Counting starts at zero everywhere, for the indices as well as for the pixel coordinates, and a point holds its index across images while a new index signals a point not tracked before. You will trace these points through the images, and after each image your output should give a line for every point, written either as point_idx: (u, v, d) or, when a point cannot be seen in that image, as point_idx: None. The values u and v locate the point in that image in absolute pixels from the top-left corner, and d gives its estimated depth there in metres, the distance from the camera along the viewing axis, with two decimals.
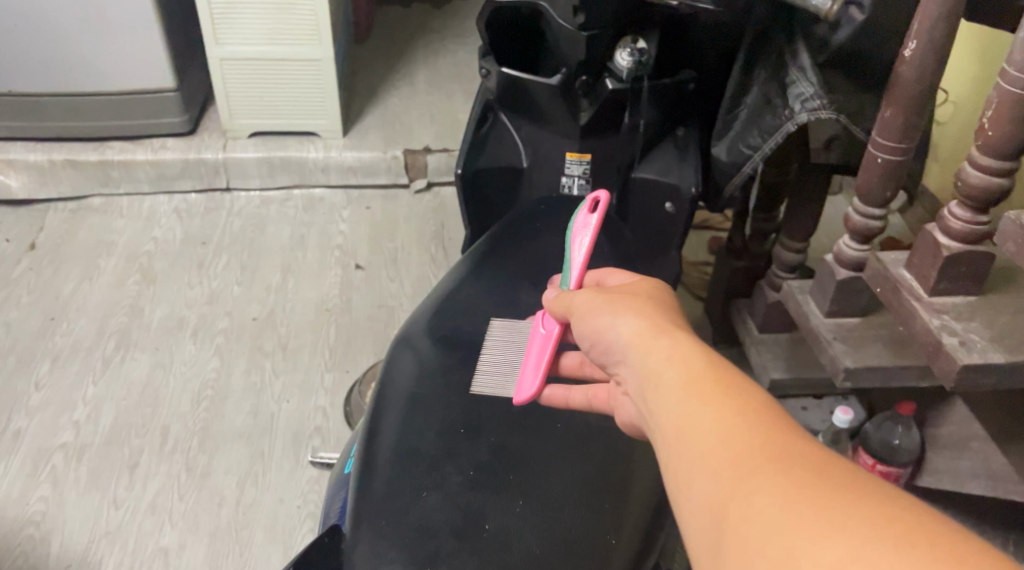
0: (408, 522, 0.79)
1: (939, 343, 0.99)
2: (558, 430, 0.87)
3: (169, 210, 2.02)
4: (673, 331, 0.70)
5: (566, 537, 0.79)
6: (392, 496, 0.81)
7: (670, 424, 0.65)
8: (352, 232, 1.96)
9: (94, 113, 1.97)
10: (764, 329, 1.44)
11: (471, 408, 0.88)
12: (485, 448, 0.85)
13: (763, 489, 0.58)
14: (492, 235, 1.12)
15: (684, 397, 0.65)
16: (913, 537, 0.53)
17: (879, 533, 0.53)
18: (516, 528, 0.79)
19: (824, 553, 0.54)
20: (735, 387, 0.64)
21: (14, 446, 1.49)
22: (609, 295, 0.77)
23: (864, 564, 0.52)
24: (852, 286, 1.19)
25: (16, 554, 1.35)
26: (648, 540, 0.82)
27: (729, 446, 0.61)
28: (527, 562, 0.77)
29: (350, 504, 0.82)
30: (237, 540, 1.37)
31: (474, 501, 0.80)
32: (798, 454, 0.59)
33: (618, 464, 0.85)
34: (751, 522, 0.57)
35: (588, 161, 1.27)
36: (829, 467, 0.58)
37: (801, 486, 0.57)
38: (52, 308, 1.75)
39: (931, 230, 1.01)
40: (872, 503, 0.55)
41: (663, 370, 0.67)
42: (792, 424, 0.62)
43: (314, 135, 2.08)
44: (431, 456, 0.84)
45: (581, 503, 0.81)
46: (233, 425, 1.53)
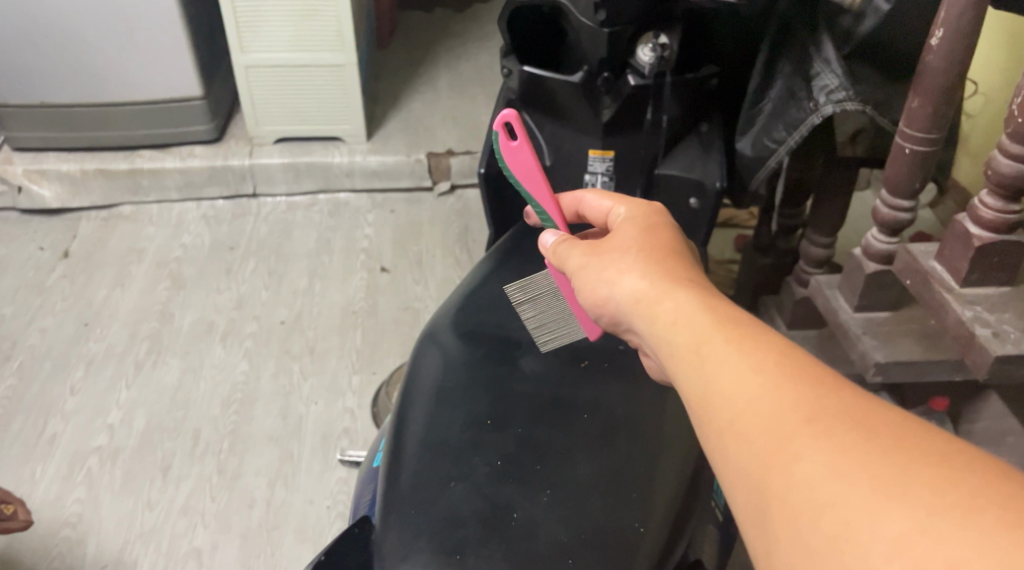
0: (436, 513, 0.79)
1: (972, 334, 0.98)
2: (584, 420, 0.87)
3: (197, 216, 2.04)
4: (676, 290, 0.70)
5: (593, 527, 0.78)
6: (419, 488, 0.81)
7: (697, 394, 0.65)
8: (377, 235, 1.97)
9: (124, 122, 2.00)
10: (792, 325, 1.43)
11: (498, 402, 0.88)
12: (512, 440, 0.85)
13: (804, 457, 0.57)
14: (516, 231, 1.12)
15: (706, 363, 0.65)
16: (979, 500, 0.52)
17: (934, 498, 0.53)
18: (543, 518, 0.79)
19: (884, 523, 0.53)
20: (752, 346, 0.64)
21: (50, 450, 1.51)
22: (600, 257, 0.77)
23: (931, 532, 0.52)
24: (881, 280, 1.18)
25: (53, 555, 1.37)
26: (677, 529, 0.82)
27: (760, 412, 0.60)
28: (556, 551, 0.77)
29: (378, 497, 0.83)
30: (268, 540, 1.38)
31: (502, 491, 0.80)
32: (835, 414, 0.58)
33: (647, 454, 0.84)
34: (798, 493, 0.57)
35: (611, 158, 1.27)
36: (871, 425, 0.57)
37: (844, 450, 0.56)
38: (85, 315, 1.78)
39: (961, 221, 1.00)
40: (927, 464, 0.54)
41: (680, 336, 0.67)
42: (823, 379, 0.61)
43: (338, 140, 2.09)
44: (458, 448, 0.84)
45: (609, 493, 0.81)
46: (262, 428, 1.54)
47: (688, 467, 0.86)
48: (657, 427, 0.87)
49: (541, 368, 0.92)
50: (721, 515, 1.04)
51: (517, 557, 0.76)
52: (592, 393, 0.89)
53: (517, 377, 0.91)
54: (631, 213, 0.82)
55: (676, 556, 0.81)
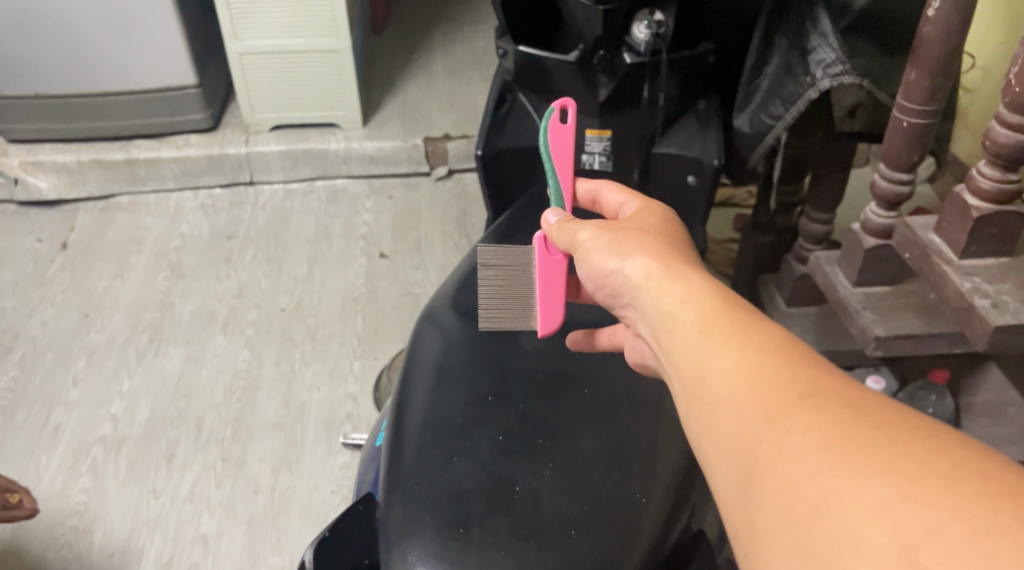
0: (439, 487, 0.79)
1: (971, 305, 0.98)
2: (585, 396, 0.87)
3: (195, 206, 2.04)
4: (685, 272, 0.70)
5: (596, 498, 0.79)
6: (422, 463, 0.81)
7: (693, 369, 0.65)
8: (375, 221, 1.97)
9: (119, 112, 2.00)
10: (791, 302, 1.43)
11: (499, 379, 0.88)
12: (514, 415, 0.85)
13: (796, 428, 0.57)
14: (513, 212, 1.12)
15: (703, 341, 0.65)
16: (963, 473, 0.52)
17: (923, 469, 0.53)
18: (546, 492, 0.79)
19: (869, 493, 0.53)
20: (756, 327, 0.64)
21: (54, 440, 1.52)
22: (614, 233, 0.77)
23: (914, 502, 0.52)
24: (880, 254, 1.18)
25: (60, 544, 1.37)
26: (679, 502, 0.82)
27: (753, 388, 0.61)
28: (558, 523, 0.77)
29: (382, 474, 0.83)
30: (274, 526, 1.39)
31: (504, 466, 0.81)
32: (829, 391, 0.58)
33: (648, 428, 0.85)
34: (786, 462, 0.57)
35: (608, 137, 1.27)
36: (863, 403, 0.57)
37: (836, 423, 0.56)
38: (86, 306, 1.78)
39: (960, 192, 1.00)
40: (914, 439, 0.54)
41: (681, 315, 0.68)
42: (818, 361, 0.61)
43: (335, 127, 2.09)
44: (460, 424, 0.84)
45: (611, 467, 0.81)
46: (265, 414, 1.54)
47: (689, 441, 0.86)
48: (658, 402, 0.87)
49: (542, 346, 0.92)
50: None
51: (520, 529, 0.76)
52: (592, 368, 0.90)
53: (518, 354, 0.91)
54: (647, 205, 0.82)
55: (678, 528, 0.81)
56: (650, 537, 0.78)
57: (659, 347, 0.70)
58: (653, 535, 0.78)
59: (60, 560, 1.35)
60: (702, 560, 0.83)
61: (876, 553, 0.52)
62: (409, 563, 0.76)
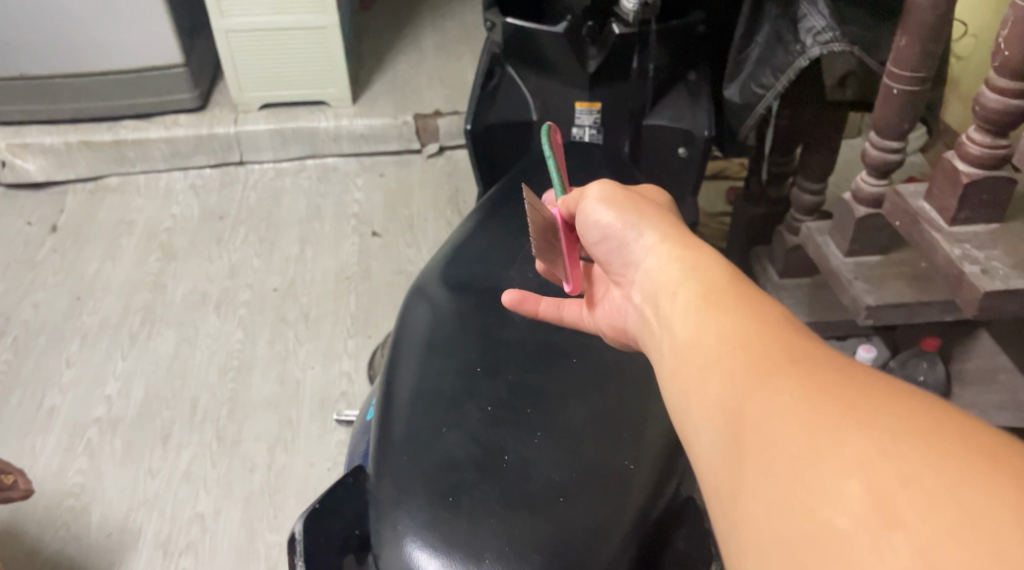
0: (430, 457, 0.79)
1: (961, 272, 0.98)
2: (574, 365, 0.87)
3: (185, 186, 2.03)
4: (693, 249, 0.72)
5: (586, 466, 0.79)
6: (413, 434, 0.81)
7: (689, 336, 0.65)
8: (367, 199, 1.96)
9: (106, 92, 1.98)
10: (784, 274, 1.43)
11: (489, 350, 0.88)
12: (504, 386, 0.85)
13: (783, 388, 0.57)
14: (503, 184, 1.11)
15: (703, 310, 0.66)
16: (943, 434, 0.52)
17: (903, 427, 0.52)
18: (536, 461, 0.79)
19: (848, 446, 0.53)
20: (756, 300, 0.65)
21: (49, 422, 1.52)
22: (631, 198, 0.80)
23: (892, 456, 0.51)
24: (871, 224, 1.18)
25: (58, 525, 1.38)
26: (668, 468, 0.82)
27: (745, 351, 0.61)
28: (546, 491, 0.77)
29: (372, 446, 0.83)
30: (271, 504, 1.39)
31: (494, 436, 0.80)
32: (820, 358, 0.58)
33: (637, 397, 0.85)
34: (771, 418, 0.56)
35: (597, 110, 1.26)
36: (853, 370, 0.57)
37: (825, 384, 0.56)
38: (78, 288, 1.77)
39: (949, 158, 1.00)
40: (898, 401, 0.54)
41: (686, 284, 0.69)
42: (814, 337, 0.61)
43: (324, 105, 2.07)
44: (450, 395, 0.84)
45: (600, 435, 0.81)
46: (259, 393, 1.54)
47: None
48: (647, 371, 0.87)
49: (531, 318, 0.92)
50: None
51: (511, 498, 0.76)
52: (581, 338, 0.90)
53: (507, 326, 0.91)
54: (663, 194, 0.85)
55: (667, 495, 0.82)
56: (639, 504, 0.78)
57: (656, 316, 0.71)
58: (642, 502, 0.78)
59: (58, 541, 1.36)
60: (691, 525, 0.83)
61: (853, 505, 0.51)
62: (399, 533, 0.76)
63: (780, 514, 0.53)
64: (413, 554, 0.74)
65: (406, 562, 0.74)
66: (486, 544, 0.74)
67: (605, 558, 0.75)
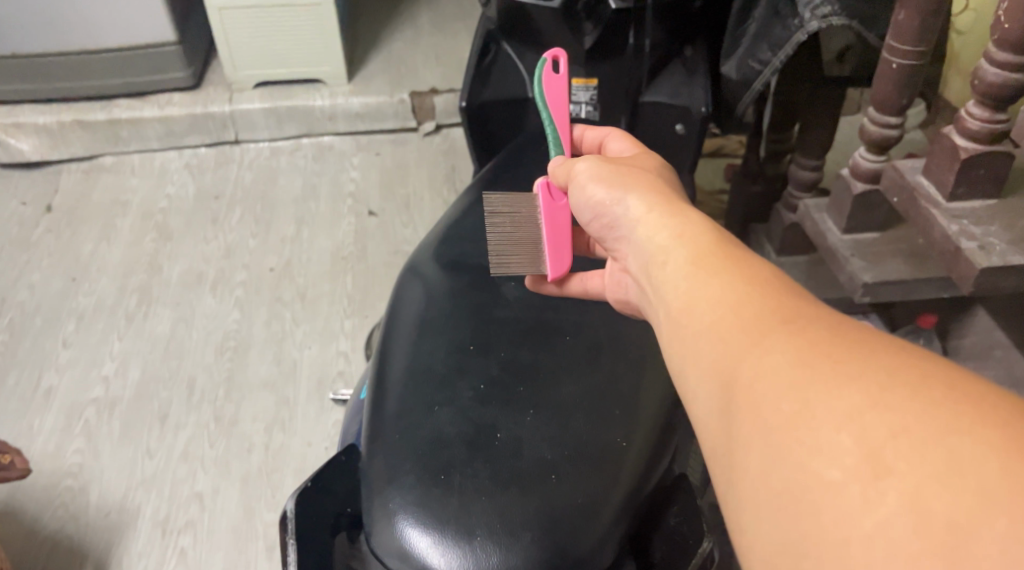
0: (421, 436, 0.79)
1: (957, 248, 0.98)
2: (567, 343, 0.86)
3: (180, 166, 2.02)
4: (683, 213, 0.71)
5: (578, 442, 0.79)
6: (405, 413, 0.81)
7: (682, 301, 0.65)
8: (363, 178, 1.95)
9: (99, 71, 1.96)
10: (781, 252, 1.42)
11: (481, 329, 0.88)
12: (496, 364, 0.84)
13: (775, 348, 0.57)
14: (498, 160, 1.10)
15: (694, 274, 0.65)
16: (931, 382, 0.52)
17: (892, 380, 0.52)
18: (527, 437, 0.79)
19: (838, 401, 0.53)
20: (746, 261, 0.64)
21: (47, 402, 1.52)
22: (618, 169, 0.79)
23: (882, 408, 0.51)
24: (868, 201, 1.17)
25: (56, 505, 1.38)
26: (661, 445, 0.82)
27: (737, 314, 0.60)
28: (538, 468, 0.77)
29: (364, 425, 0.83)
30: (268, 483, 1.39)
31: (485, 413, 0.80)
32: (809, 317, 0.58)
33: (631, 374, 0.84)
34: (763, 378, 0.56)
35: (594, 86, 1.25)
36: (842, 327, 0.57)
37: (815, 343, 0.56)
38: (74, 269, 1.76)
39: (948, 133, 0.99)
40: (886, 354, 0.54)
41: (675, 249, 0.68)
42: (803, 295, 0.61)
43: (319, 83, 2.06)
44: (442, 373, 0.84)
45: (592, 412, 0.81)
46: (256, 373, 1.54)
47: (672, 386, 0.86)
48: (641, 347, 0.86)
49: (524, 297, 0.91)
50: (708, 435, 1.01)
51: (501, 475, 0.76)
52: (575, 317, 0.89)
53: (500, 305, 0.90)
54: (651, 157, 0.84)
55: (659, 471, 0.81)
56: (631, 481, 0.78)
57: (648, 284, 0.71)
58: (634, 478, 0.78)
59: (56, 521, 1.36)
60: (683, 501, 0.82)
61: (844, 458, 0.51)
62: (391, 511, 0.76)
63: (774, 471, 0.54)
64: (404, 531, 0.74)
65: (398, 540, 0.74)
66: (477, 521, 0.74)
67: (597, 533, 0.75)
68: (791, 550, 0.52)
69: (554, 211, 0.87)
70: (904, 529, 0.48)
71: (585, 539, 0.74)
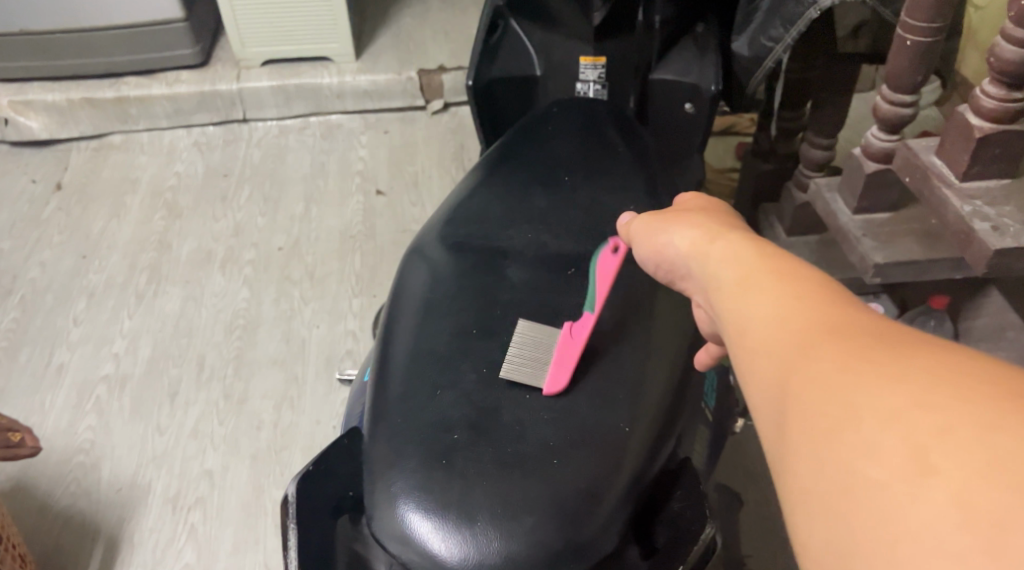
0: (424, 419, 0.79)
1: (971, 229, 0.96)
2: (571, 326, 0.85)
3: (189, 144, 2.01)
4: (729, 230, 0.69)
5: (582, 426, 0.78)
6: (407, 396, 0.81)
7: (729, 318, 0.63)
8: (371, 157, 1.94)
9: (107, 48, 1.96)
10: (791, 232, 1.41)
11: (485, 311, 0.86)
12: (499, 346, 0.83)
13: (822, 356, 0.55)
14: (506, 137, 1.08)
15: (740, 289, 0.63)
16: (978, 383, 0.50)
17: (939, 381, 0.50)
18: (530, 421, 0.78)
19: (887, 404, 0.51)
20: (790, 268, 0.61)
21: (58, 379, 1.53)
22: (666, 213, 0.76)
23: (929, 411, 0.50)
24: (881, 181, 1.16)
25: (69, 480, 1.39)
26: (666, 427, 0.82)
27: (784, 325, 0.58)
28: (541, 452, 0.76)
29: (368, 407, 0.83)
30: (277, 461, 1.40)
31: (489, 396, 0.80)
32: (856, 323, 0.56)
33: (636, 356, 0.83)
34: (812, 389, 0.54)
35: (603, 65, 1.24)
36: (890, 331, 0.55)
37: (862, 349, 0.54)
38: (84, 247, 1.76)
39: (963, 111, 0.97)
40: (934, 355, 0.52)
41: (719, 267, 0.66)
42: (850, 300, 0.59)
43: (327, 61, 2.04)
44: (446, 356, 0.83)
45: (596, 395, 0.80)
46: (265, 352, 1.54)
47: (678, 367, 0.85)
48: (647, 328, 0.85)
49: (528, 278, 0.89)
50: (711, 417, 0.97)
51: (504, 459, 0.76)
52: (579, 298, 0.88)
53: (504, 287, 0.89)
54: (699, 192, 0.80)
55: (664, 454, 0.81)
56: (636, 464, 0.78)
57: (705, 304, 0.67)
58: (638, 462, 0.78)
59: (69, 497, 1.37)
60: (686, 486, 0.81)
61: (891, 462, 0.49)
62: (393, 494, 0.76)
63: (823, 479, 0.52)
64: (406, 516, 0.75)
65: (400, 525, 0.75)
66: (478, 506, 0.74)
67: (601, 517, 0.75)
68: (842, 554, 0.50)
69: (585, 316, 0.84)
70: (954, 530, 0.46)
71: (589, 523, 0.74)
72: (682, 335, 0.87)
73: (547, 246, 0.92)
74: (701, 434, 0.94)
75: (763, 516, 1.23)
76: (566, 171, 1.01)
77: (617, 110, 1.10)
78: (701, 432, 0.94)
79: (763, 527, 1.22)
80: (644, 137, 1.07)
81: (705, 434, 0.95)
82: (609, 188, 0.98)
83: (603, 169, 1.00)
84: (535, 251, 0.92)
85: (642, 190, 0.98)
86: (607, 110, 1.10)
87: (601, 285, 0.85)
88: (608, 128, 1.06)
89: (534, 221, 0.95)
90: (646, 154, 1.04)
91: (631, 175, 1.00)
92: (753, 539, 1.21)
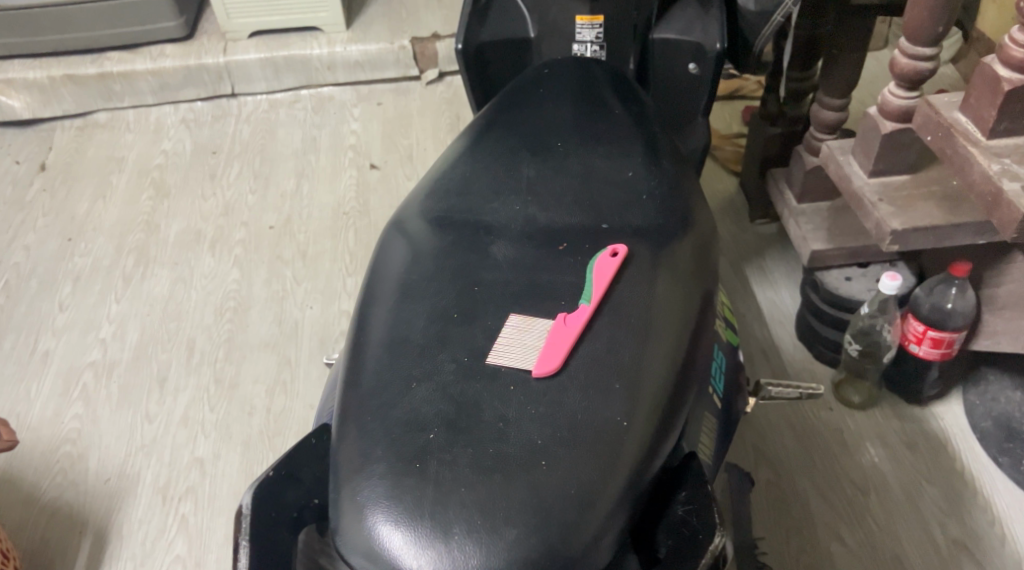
0: (395, 418, 0.73)
1: (999, 190, 0.90)
2: (562, 308, 0.78)
3: (176, 120, 1.94)
4: None
5: (571, 422, 0.72)
6: (379, 389, 0.75)
7: None
8: (364, 130, 1.87)
9: (88, 22, 1.90)
10: (802, 198, 1.33)
11: (465, 291, 0.80)
12: (482, 333, 0.77)
13: None
14: (496, 100, 1.01)
15: None
16: None
17: None
18: (513, 417, 0.72)
19: None
20: None
21: (43, 367, 1.47)
22: None
23: None
24: (899, 140, 1.09)
25: (55, 471, 1.33)
26: (666, 422, 0.75)
27: None
28: (527, 453, 0.70)
29: (338, 399, 0.77)
30: (270, 447, 1.33)
31: (468, 390, 0.73)
32: None
33: (631, 342, 0.76)
34: None
35: (601, 24, 1.14)
36: None
37: None
38: (69, 229, 1.70)
39: (990, 62, 0.90)
40: None
41: None
42: None
43: (316, 31, 1.97)
44: (421, 344, 0.76)
45: (588, 385, 0.74)
46: (257, 334, 1.48)
47: (680, 355, 0.78)
48: (646, 310, 0.78)
49: (514, 255, 0.82)
50: (719, 403, 0.88)
51: (483, 461, 0.70)
52: (570, 277, 0.81)
53: (487, 266, 0.82)
54: None
55: (663, 453, 0.75)
56: (630, 466, 0.72)
57: None
58: (632, 465, 0.72)
59: (56, 488, 1.31)
60: (691, 489, 0.75)
61: None
62: (361, 503, 0.71)
63: None
64: (375, 529, 0.69)
65: (367, 538, 0.70)
66: (455, 517, 0.68)
67: (591, 527, 0.69)
68: None
69: (581, 315, 0.77)
70: None
71: (579, 535, 0.69)
72: (684, 317, 0.80)
73: (537, 219, 0.85)
74: (709, 423, 0.85)
75: (775, 496, 1.17)
76: (555, 136, 0.93)
77: (614, 69, 1.03)
78: (709, 420, 0.85)
79: (778, 507, 1.17)
80: (642, 98, 1.00)
81: (713, 424, 0.86)
82: (604, 155, 0.91)
83: (597, 133, 0.94)
84: (523, 224, 0.85)
85: (641, 156, 0.91)
86: (603, 68, 1.03)
87: (599, 279, 0.79)
88: (603, 90, 0.99)
89: (520, 193, 0.88)
90: (646, 117, 0.97)
91: (628, 142, 0.93)
92: (768, 515, 1.16)
